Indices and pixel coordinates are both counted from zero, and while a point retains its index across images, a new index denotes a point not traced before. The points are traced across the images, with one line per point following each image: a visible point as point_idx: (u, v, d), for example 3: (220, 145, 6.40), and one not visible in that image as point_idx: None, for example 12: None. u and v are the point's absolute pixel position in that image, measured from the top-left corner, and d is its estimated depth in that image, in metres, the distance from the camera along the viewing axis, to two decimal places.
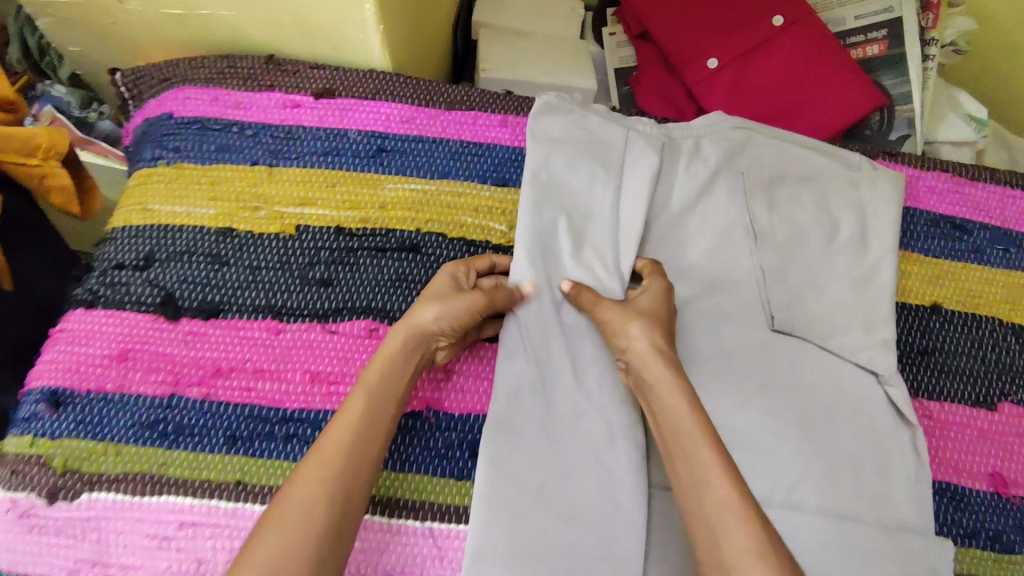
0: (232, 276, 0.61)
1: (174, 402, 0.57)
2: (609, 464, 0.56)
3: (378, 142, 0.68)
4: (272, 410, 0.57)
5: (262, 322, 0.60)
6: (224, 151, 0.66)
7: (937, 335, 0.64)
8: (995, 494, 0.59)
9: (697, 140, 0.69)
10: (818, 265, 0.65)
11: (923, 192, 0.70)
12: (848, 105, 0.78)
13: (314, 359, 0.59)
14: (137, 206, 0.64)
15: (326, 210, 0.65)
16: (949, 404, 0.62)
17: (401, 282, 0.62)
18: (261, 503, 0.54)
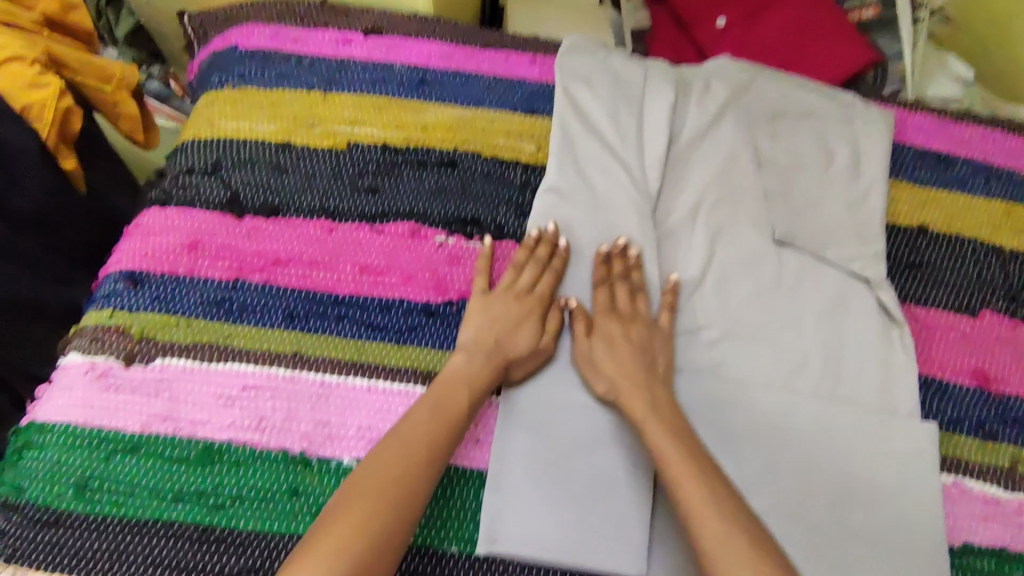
0: (290, 182, 0.68)
1: (238, 285, 0.64)
2: None
3: (420, 74, 0.76)
4: (325, 294, 0.64)
5: (317, 221, 0.67)
6: (284, 78, 0.74)
7: (924, 252, 0.71)
8: (977, 388, 0.65)
9: (706, 80, 0.77)
10: (816, 192, 0.72)
11: (911, 130, 0.77)
12: (843, 60, 0.86)
13: (363, 254, 0.66)
14: (207, 123, 0.72)
15: (374, 129, 0.72)
16: (935, 310, 0.68)
17: (440, 193, 0.70)
18: (315, 370, 0.60)
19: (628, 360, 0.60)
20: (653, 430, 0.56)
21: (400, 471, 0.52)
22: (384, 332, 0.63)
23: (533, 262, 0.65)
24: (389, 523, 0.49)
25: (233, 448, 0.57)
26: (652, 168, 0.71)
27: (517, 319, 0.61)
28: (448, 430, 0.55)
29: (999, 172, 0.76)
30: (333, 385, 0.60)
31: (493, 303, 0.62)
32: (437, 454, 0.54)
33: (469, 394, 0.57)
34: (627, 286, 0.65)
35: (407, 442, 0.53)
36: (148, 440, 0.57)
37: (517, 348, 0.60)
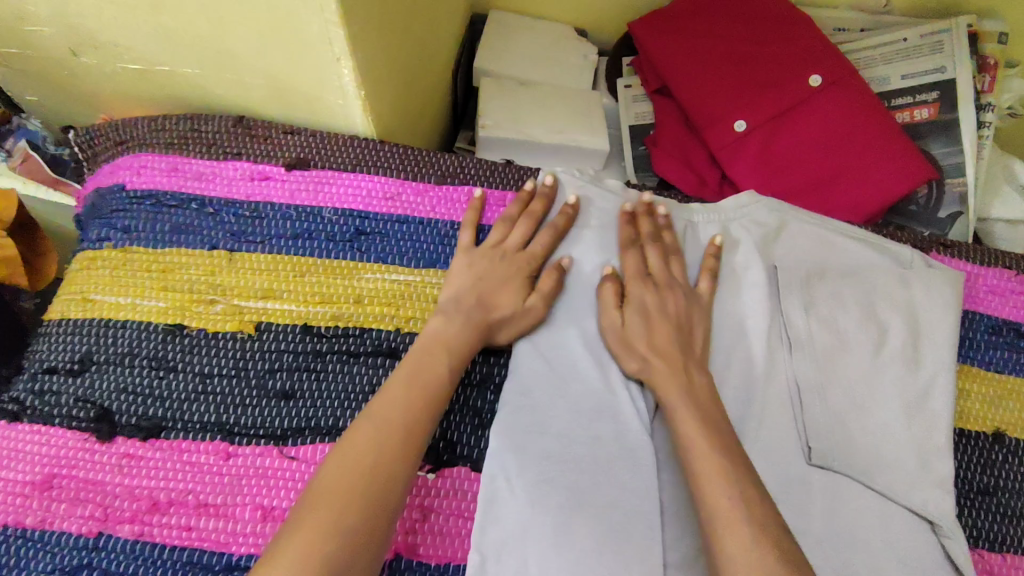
0: (179, 385, 0.53)
1: (101, 544, 0.48)
2: None
3: (356, 223, 0.59)
4: (215, 555, 0.48)
5: (211, 444, 0.51)
6: (180, 232, 0.58)
7: (1002, 471, 0.55)
8: None
9: (724, 225, 0.63)
10: (866, 375, 0.57)
11: (983, 293, 0.61)
12: (893, 183, 0.69)
13: (267, 492, 0.50)
14: (79, 296, 0.56)
15: (292, 305, 0.56)
16: (1016, 556, 0.53)
17: (376, 395, 0.54)
18: None
19: (662, 334, 0.55)
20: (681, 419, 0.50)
21: (372, 456, 0.44)
22: None
23: (526, 217, 0.60)
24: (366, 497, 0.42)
25: None
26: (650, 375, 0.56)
27: (501, 275, 0.56)
28: (423, 414, 0.47)
29: None
30: None
31: (477, 259, 0.57)
32: (414, 439, 0.46)
33: (448, 360, 0.51)
34: (659, 248, 0.59)
35: (380, 427, 0.46)
36: None
37: (501, 306, 0.55)
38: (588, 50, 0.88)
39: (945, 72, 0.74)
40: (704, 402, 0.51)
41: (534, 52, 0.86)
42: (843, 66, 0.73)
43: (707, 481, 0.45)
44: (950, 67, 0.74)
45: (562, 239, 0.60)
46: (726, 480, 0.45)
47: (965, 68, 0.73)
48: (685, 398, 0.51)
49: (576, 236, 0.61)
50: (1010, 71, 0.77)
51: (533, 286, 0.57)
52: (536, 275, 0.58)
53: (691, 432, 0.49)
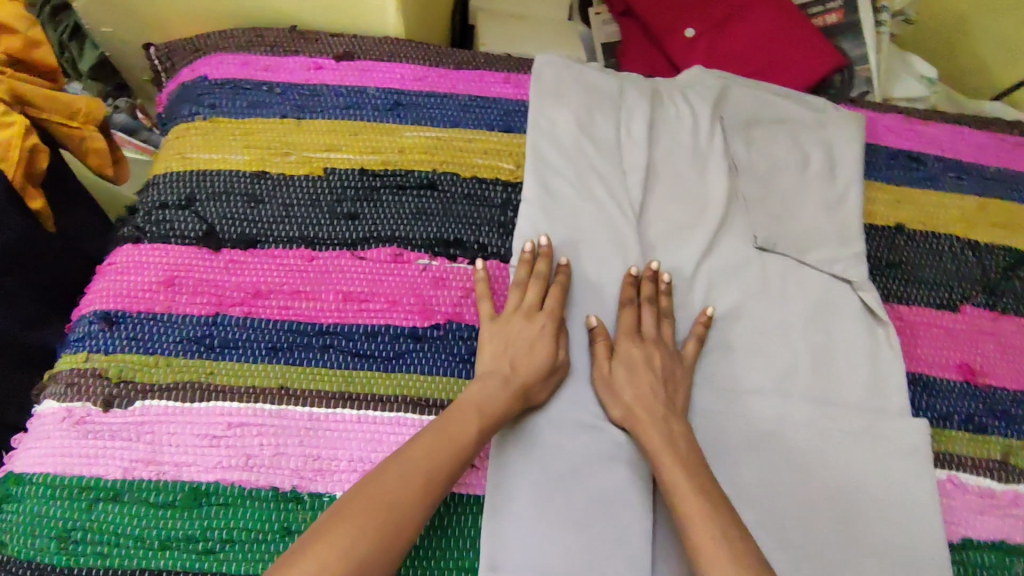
0: (267, 212, 0.67)
1: (219, 320, 0.62)
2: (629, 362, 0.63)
3: (394, 97, 0.75)
4: (309, 324, 0.62)
5: (297, 250, 0.66)
6: (255, 107, 0.73)
7: (904, 250, 0.72)
8: (965, 382, 0.66)
9: (682, 91, 0.78)
10: (769, 337, 0.66)
11: (882, 131, 0.79)
12: (813, 66, 0.88)
13: (345, 281, 0.65)
14: (178, 155, 0.71)
15: (351, 155, 0.71)
16: (917, 306, 0.69)
17: (421, 215, 0.69)
18: (304, 404, 0.59)
19: (644, 388, 0.60)
20: (664, 465, 0.55)
21: (361, 550, 0.46)
22: (372, 360, 0.62)
23: (534, 279, 0.64)
24: (371, 543, 0.46)
25: (220, 490, 0.55)
26: (634, 186, 0.71)
27: (529, 338, 0.60)
28: (421, 507, 0.50)
29: (968, 169, 0.78)
30: (321, 418, 0.59)
31: (506, 327, 0.61)
32: (403, 535, 0.48)
33: (478, 419, 0.55)
34: (654, 311, 0.64)
35: (376, 507, 0.48)
36: (132, 486, 0.55)
37: (530, 370, 0.59)
38: None
39: None
40: (691, 457, 0.56)
41: None
42: None
43: (688, 519, 0.52)
44: None
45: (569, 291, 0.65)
46: (708, 531, 0.51)
47: None
48: (668, 445, 0.56)
49: (552, 106, 0.75)
50: None
51: (558, 349, 0.61)
52: (558, 333, 0.62)
53: (671, 469, 0.55)
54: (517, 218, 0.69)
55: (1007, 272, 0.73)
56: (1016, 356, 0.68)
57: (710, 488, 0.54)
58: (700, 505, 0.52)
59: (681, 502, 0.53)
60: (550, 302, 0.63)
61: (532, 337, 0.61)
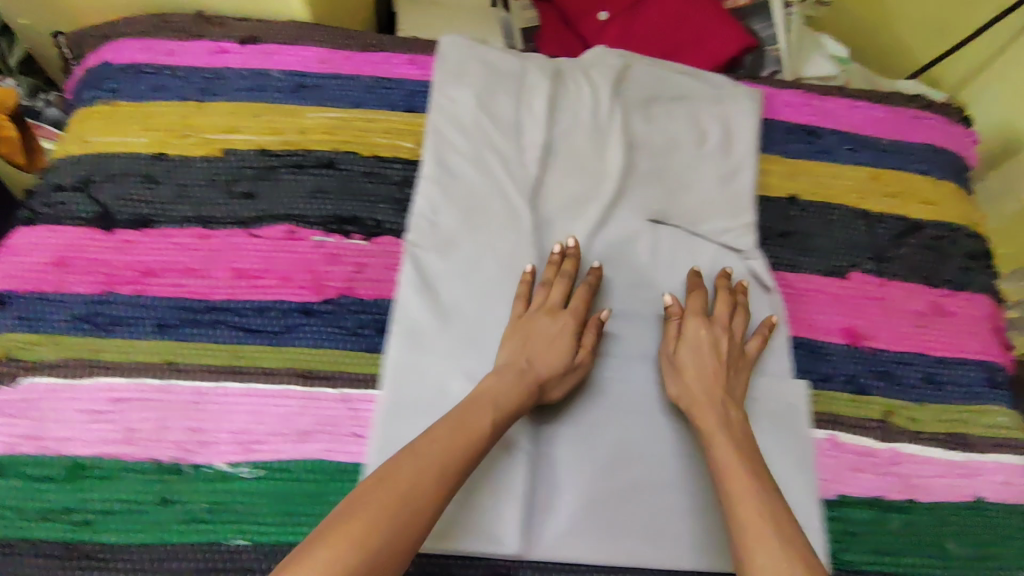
0: (164, 193, 0.68)
1: (108, 298, 0.63)
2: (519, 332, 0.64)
3: (297, 80, 0.76)
4: (199, 301, 0.63)
5: (191, 230, 0.66)
6: (157, 91, 0.74)
7: (796, 221, 0.74)
8: (848, 345, 0.68)
9: (585, 70, 0.79)
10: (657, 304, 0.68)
11: (781, 107, 0.81)
12: (721, 47, 0.90)
13: (238, 258, 0.65)
14: (79, 139, 0.72)
15: (250, 136, 0.72)
16: (806, 274, 0.71)
17: (318, 193, 0.69)
18: (189, 378, 0.60)
19: (709, 366, 0.61)
20: (720, 447, 0.56)
21: (377, 536, 0.46)
22: (260, 335, 0.62)
23: (560, 278, 0.65)
24: (386, 532, 0.46)
25: (102, 462, 0.56)
26: (531, 162, 0.73)
27: (549, 334, 0.62)
28: (435, 496, 0.50)
29: (864, 142, 0.79)
30: (207, 391, 0.59)
31: (531, 323, 0.63)
32: (418, 525, 0.48)
33: (495, 414, 0.55)
34: (728, 299, 0.66)
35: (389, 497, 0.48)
36: (12, 461, 0.56)
37: (550, 365, 0.60)
38: None
39: None
40: (743, 444, 0.57)
41: None
42: None
43: (740, 505, 0.52)
44: None
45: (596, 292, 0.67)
46: (760, 510, 0.52)
47: None
48: (722, 429, 0.58)
49: (454, 85, 0.75)
50: None
51: (576, 342, 0.62)
52: (580, 331, 0.64)
53: (721, 453, 0.56)
54: (412, 194, 0.70)
55: (897, 240, 0.75)
56: (901, 320, 0.70)
57: (760, 474, 0.55)
58: (748, 490, 0.53)
59: (729, 486, 0.54)
60: (573, 302, 0.64)
61: (556, 331, 0.62)
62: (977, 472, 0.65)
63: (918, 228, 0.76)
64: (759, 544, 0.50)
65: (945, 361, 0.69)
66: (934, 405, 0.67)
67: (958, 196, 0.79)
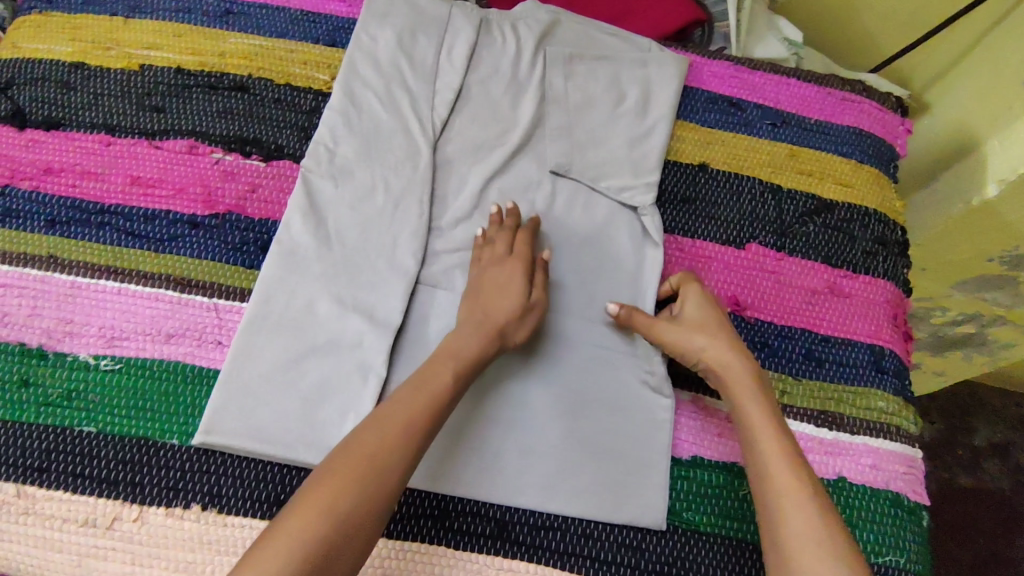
0: (77, 99, 0.70)
1: (7, 192, 0.65)
2: (398, 263, 0.65)
3: (226, 6, 0.77)
4: (92, 203, 0.65)
5: (96, 135, 0.68)
6: (89, 4, 0.76)
7: (702, 188, 0.73)
8: (731, 313, 0.68)
9: (513, 23, 0.79)
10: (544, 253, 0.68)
11: (707, 77, 0.80)
12: (669, 17, 0.90)
13: (136, 167, 0.67)
14: (9, 44, 0.74)
15: (170, 55, 0.74)
16: (701, 240, 0.71)
17: (226, 114, 0.71)
18: (68, 272, 0.62)
19: (707, 338, 0.61)
20: (750, 412, 0.58)
21: (348, 498, 0.49)
22: (144, 240, 0.64)
23: (505, 230, 0.66)
24: (356, 502, 0.49)
25: None
26: (441, 104, 0.73)
27: (501, 283, 0.62)
28: (402, 463, 0.51)
29: (787, 118, 0.78)
30: (83, 286, 0.61)
31: (490, 276, 0.63)
32: (388, 489, 0.50)
33: (453, 364, 0.57)
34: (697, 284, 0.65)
35: (351, 467, 0.50)
36: None
37: (505, 310, 0.60)
38: None
39: None
40: (769, 409, 0.59)
41: None
42: None
43: (775, 473, 0.55)
44: None
45: (535, 237, 0.67)
46: (794, 475, 0.54)
47: None
48: (750, 389, 0.59)
49: (378, 25, 0.77)
50: None
51: (534, 287, 0.63)
52: (532, 273, 0.64)
53: (751, 417, 0.58)
54: (318, 123, 0.71)
55: (804, 217, 0.73)
56: (791, 295, 0.69)
57: (786, 439, 0.57)
58: (775, 457, 0.56)
59: (762, 454, 0.56)
60: (517, 248, 0.65)
61: (516, 281, 0.62)
62: (843, 451, 0.64)
63: (828, 208, 0.74)
64: (794, 503, 0.53)
65: (830, 340, 0.68)
66: (809, 381, 0.66)
67: (878, 182, 0.78)
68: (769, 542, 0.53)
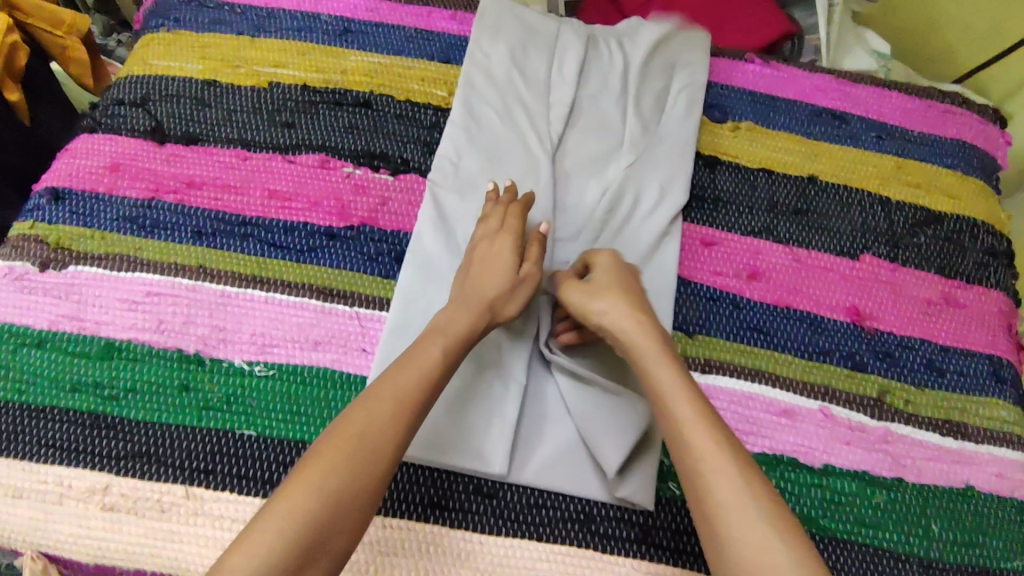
0: (212, 115, 0.73)
1: (153, 205, 0.68)
2: None
3: (344, 25, 0.80)
4: (234, 215, 0.68)
5: (233, 150, 0.71)
6: (216, 23, 0.79)
7: (812, 199, 0.75)
8: (851, 323, 0.68)
9: (618, 39, 0.81)
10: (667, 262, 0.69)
11: (810, 90, 0.81)
12: (761, 30, 0.91)
13: (273, 181, 0.70)
14: (140, 61, 0.77)
15: (296, 72, 0.77)
16: (817, 251, 0.72)
17: (353, 130, 0.74)
18: (217, 282, 0.64)
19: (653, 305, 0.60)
20: (660, 382, 0.53)
21: (337, 477, 0.47)
22: (286, 251, 0.66)
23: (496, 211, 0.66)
24: (345, 478, 0.47)
25: (133, 347, 0.61)
26: (554, 117, 0.75)
27: (490, 256, 0.63)
28: (391, 437, 0.50)
29: (891, 131, 0.80)
30: (232, 295, 0.64)
31: (480, 250, 0.64)
32: (376, 462, 0.49)
33: (442, 343, 0.56)
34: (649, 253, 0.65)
35: (344, 443, 0.49)
36: (54, 336, 0.61)
37: (491, 284, 0.61)
38: None
39: None
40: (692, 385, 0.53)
41: None
42: None
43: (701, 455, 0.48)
44: None
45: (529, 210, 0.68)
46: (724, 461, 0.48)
47: None
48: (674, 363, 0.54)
49: (489, 40, 0.79)
50: None
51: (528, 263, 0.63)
52: (523, 246, 0.64)
53: (669, 390, 0.53)
54: (440, 138, 0.74)
55: (914, 228, 0.74)
56: (909, 305, 0.70)
57: (716, 423, 0.50)
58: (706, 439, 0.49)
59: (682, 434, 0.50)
60: (508, 222, 0.65)
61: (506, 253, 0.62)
62: (970, 460, 0.64)
63: (937, 219, 0.75)
64: (726, 489, 0.47)
65: (949, 349, 0.68)
66: (933, 390, 0.66)
67: (984, 194, 0.78)
68: (700, 518, 0.47)
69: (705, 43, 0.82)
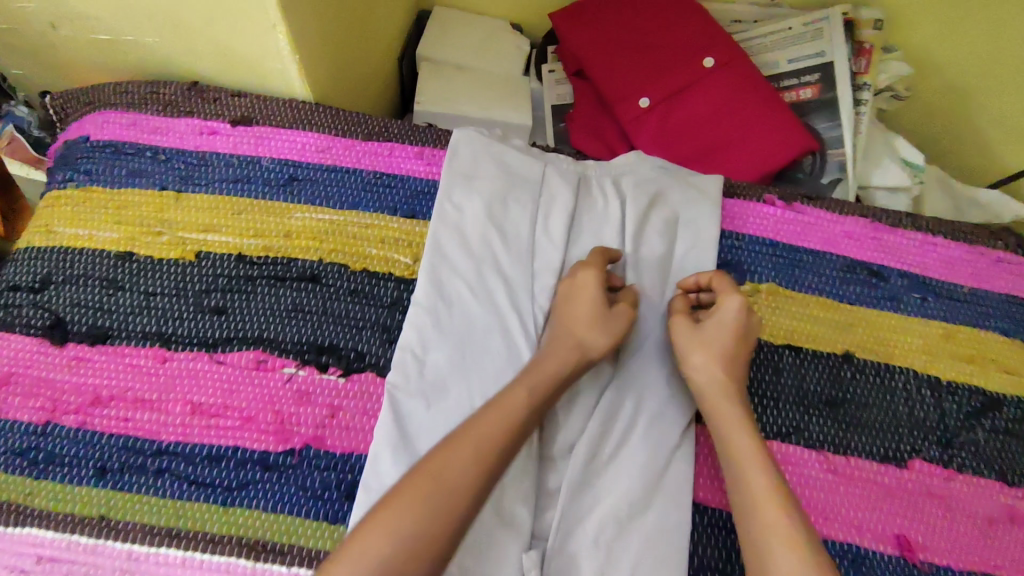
0: (125, 301, 0.61)
1: (48, 431, 0.56)
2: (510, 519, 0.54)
3: (289, 171, 0.68)
4: (147, 441, 0.56)
5: (150, 350, 0.59)
6: (134, 175, 0.67)
7: (849, 386, 0.62)
8: (900, 557, 0.56)
9: (612, 181, 0.69)
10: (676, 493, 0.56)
11: (841, 238, 0.69)
12: (780, 148, 0.77)
13: (196, 391, 0.58)
14: (42, 229, 0.64)
15: (228, 237, 0.64)
16: (856, 457, 0.60)
17: (296, 313, 0.61)
18: (122, 540, 0.52)
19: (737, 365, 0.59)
20: (733, 435, 0.55)
21: (410, 522, 0.46)
22: (210, 489, 0.54)
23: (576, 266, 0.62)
24: (423, 525, 0.46)
25: None
26: (540, 292, 0.63)
27: (573, 296, 0.61)
28: (473, 477, 0.49)
29: (937, 288, 0.67)
30: (140, 557, 0.52)
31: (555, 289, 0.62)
32: (458, 506, 0.48)
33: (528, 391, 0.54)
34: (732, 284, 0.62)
35: (427, 482, 0.48)
36: None
37: (579, 326, 0.59)
38: (520, 41, 0.98)
39: (824, 55, 0.83)
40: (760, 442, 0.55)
41: (469, 42, 0.96)
42: (734, 50, 0.82)
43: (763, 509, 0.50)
44: (828, 51, 0.83)
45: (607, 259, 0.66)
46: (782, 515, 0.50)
47: (840, 51, 0.82)
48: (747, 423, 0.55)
49: (464, 190, 0.67)
50: (887, 56, 0.87)
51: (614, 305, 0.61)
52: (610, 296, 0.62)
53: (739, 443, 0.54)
54: (403, 323, 0.61)
55: (969, 420, 0.62)
56: (965, 528, 0.58)
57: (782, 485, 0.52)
58: (764, 491, 0.51)
59: (756, 494, 0.51)
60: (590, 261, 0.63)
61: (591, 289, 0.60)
62: None
63: (996, 405, 0.63)
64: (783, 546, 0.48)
65: None
66: None
67: None
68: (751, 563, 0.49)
69: (713, 186, 0.70)
